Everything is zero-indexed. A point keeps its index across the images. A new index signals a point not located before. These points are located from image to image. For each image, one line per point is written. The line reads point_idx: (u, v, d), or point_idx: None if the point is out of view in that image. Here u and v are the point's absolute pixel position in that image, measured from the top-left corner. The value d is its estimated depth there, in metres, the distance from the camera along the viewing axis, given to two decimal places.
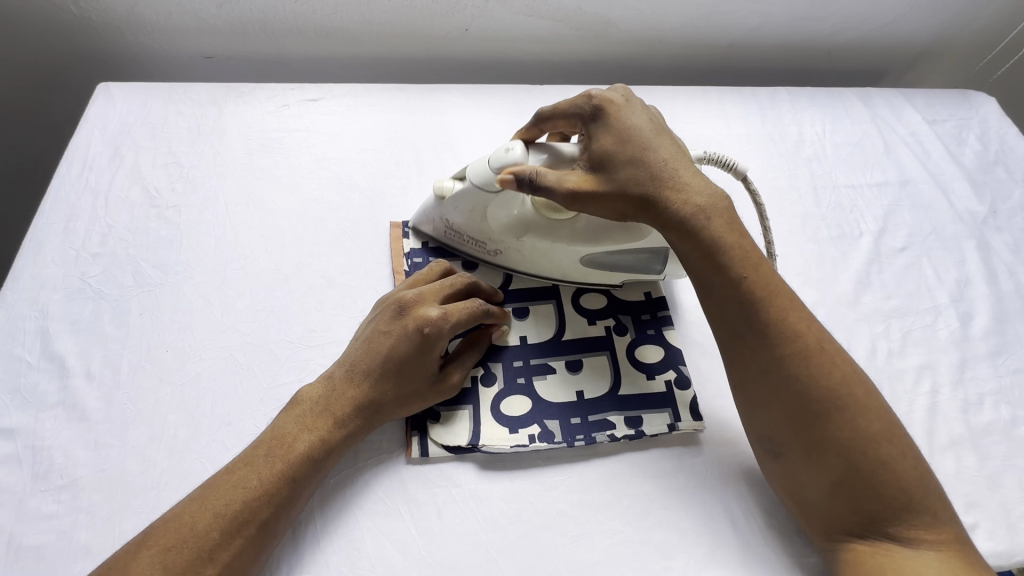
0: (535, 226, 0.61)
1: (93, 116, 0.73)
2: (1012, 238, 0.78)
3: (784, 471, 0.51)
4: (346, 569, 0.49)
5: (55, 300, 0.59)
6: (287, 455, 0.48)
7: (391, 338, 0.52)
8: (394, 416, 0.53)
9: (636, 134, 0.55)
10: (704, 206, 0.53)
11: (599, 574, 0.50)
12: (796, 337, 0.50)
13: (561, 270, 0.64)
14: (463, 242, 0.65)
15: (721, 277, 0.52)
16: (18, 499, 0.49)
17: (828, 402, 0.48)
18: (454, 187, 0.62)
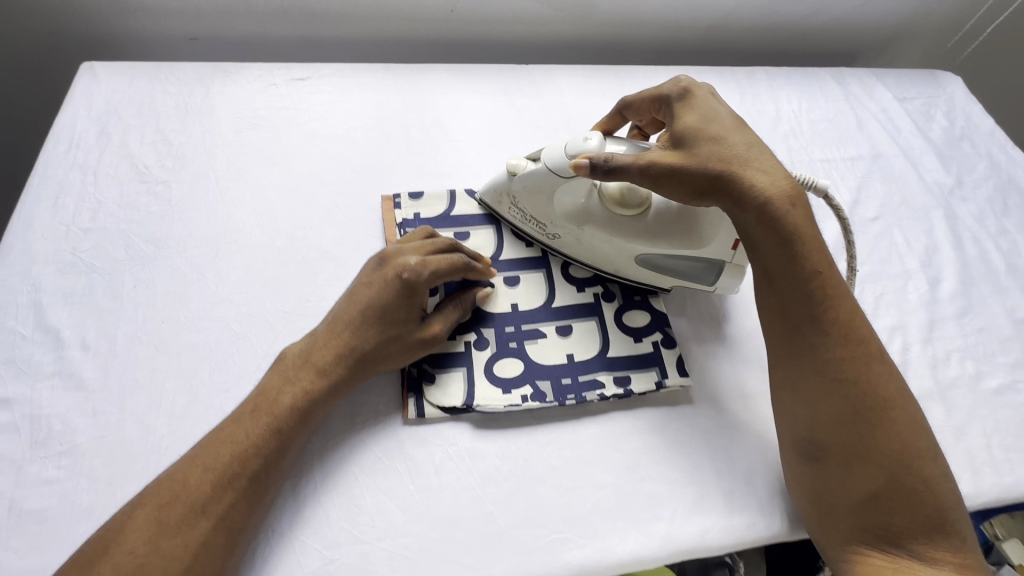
0: (598, 215, 0.62)
1: (78, 95, 0.73)
2: (976, 208, 0.82)
3: (816, 475, 0.51)
4: (347, 525, 0.50)
5: (47, 274, 0.59)
6: (273, 411, 0.49)
7: (369, 288, 0.54)
8: (378, 366, 0.54)
9: (719, 117, 0.56)
10: (783, 188, 0.52)
11: (592, 524, 0.53)
12: (860, 344, 0.51)
13: (614, 263, 0.64)
14: (526, 223, 0.66)
15: (789, 272, 0.52)
16: (17, 465, 0.49)
17: (882, 409, 0.50)
18: (527, 167, 0.63)
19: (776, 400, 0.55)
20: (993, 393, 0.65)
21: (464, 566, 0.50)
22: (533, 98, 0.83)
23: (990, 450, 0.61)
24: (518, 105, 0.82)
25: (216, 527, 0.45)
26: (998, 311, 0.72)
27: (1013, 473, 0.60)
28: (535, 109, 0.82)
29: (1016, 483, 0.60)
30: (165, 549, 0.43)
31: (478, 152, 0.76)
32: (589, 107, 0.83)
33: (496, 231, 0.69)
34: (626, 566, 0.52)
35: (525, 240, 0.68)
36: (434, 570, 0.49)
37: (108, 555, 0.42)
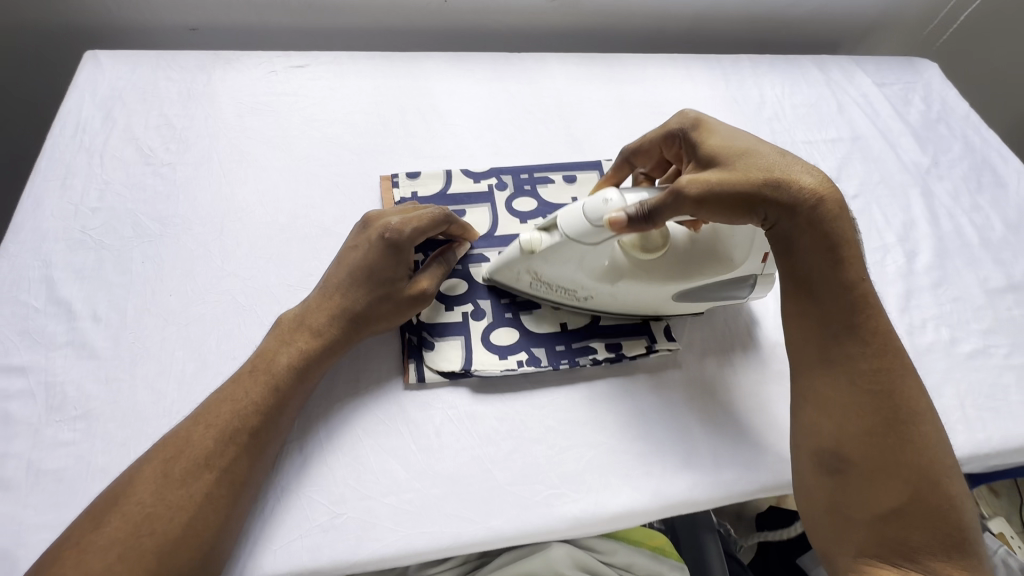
0: (631, 271, 0.58)
1: (82, 81, 0.75)
2: (951, 186, 0.86)
3: (836, 487, 0.51)
4: (352, 481, 0.53)
5: (58, 251, 0.61)
6: (270, 369, 0.52)
7: (357, 250, 0.57)
8: (371, 323, 0.56)
9: (739, 134, 0.56)
10: (825, 185, 0.52)
11: (587, 480, 0.55)
12: (897, 357, 0.52)
13: (652, 304, 0.62)
14: (550, 291, 0.62)
15: (832, 285, 0.53)
16: (34, 429, 0.51)
17: (914, 424, 0.51)
18: (546, 240, 0.57)
19: (799, 413, 0.54)
20: (966, 357, 0.69)
21: (466, 519, 0.52)
22: (525, 84, 0.85)
23: (963, 409, 0.65)
24: (510, 91, 0.84)
25: (220, 479, 0.47)
26: (972, 282, 0.76)
27: (985, 430, 0.64)
28: (528, 94, 0.84)
29: (986, 439, 0.63)
30: (171, 499, 0.45)
31: (473, 135, 0.79)
32: (579, 92, 0.86)
33: (492, 208, 0.71)
34: (619, 518, 0.54)
35: (520, 218, 0.71)
36: (437, 523, 0.52)
37: (119, 506, 0.44)
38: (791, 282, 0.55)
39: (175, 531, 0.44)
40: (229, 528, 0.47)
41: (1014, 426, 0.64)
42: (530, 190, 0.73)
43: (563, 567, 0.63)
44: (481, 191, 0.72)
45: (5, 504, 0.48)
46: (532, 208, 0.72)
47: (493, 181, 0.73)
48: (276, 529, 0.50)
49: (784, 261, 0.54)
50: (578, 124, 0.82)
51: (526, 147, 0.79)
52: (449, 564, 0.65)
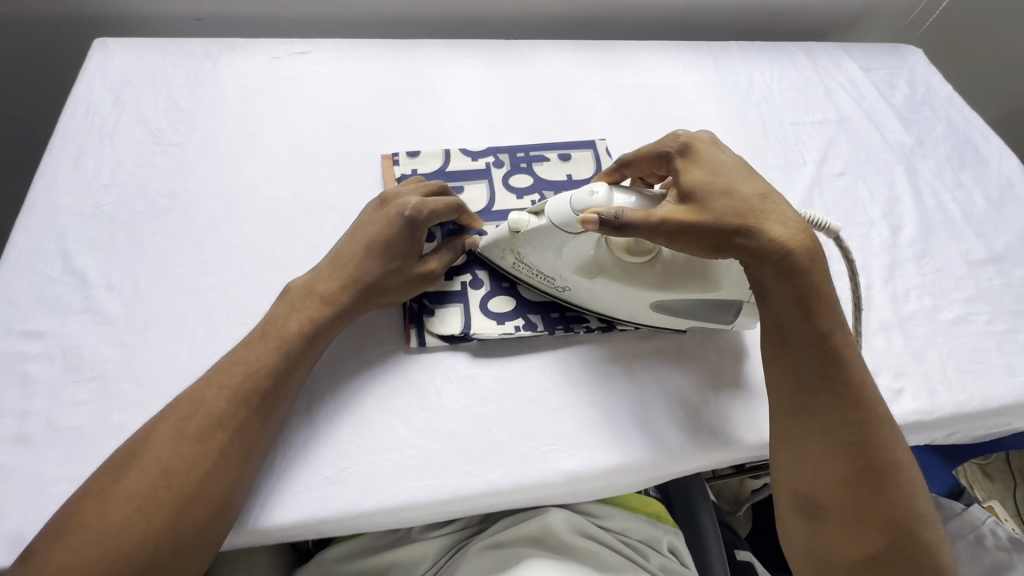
0: (608, 270, 0.59)
1: (93, 67, 0.77)
2: (935, 164, 0.89)
3: (814, 533, 0.52)
4: (358, 439, 0.55)
5: (72, 225, 0.64)
6: (282, 335, 0.53)
7: (374, 225, 0.59)
8: (381, 296, 0.59)
9: (723, 169, 0.57)
10: (797, 237, 0.53)
11: (582, 437, 0.58)
12: (871, 405, 0.53)
13: (630, 310, 0.62)
14: (531, 276, 0.62)
15: (806, 336, 0.54)
16: (52, 388, 0.54)
17: (889, 473, 0.51)
18: (532, 222, 0.58)
19: (776, 458, 0.55)
20: (949, 324, 0.71)
21: (466, 473, 0.55)
22: (520, 69, 0.88)
23: (945, 372, 0.68)
24: (507, 76, 0.87)
25: (233, 437, 0.47)
26: (954, 254, 0.78)
27: (965, 392, 0.66)
28: (523, 78, 0.87)
29: (967, 400, 0.66)
30: (186, 454, 0.45)
31: (471, 118, 0.81)
32: (573, 76, 0.89)
33: (489, 184, 0.73)
34: (612, 473, 0.57)
35: (516, 193, 0.73)
36: (439, 476, 0.54)
37: (137, 462, 0.45)
38: (769, 324, 0.56)
39: (190, 486, 0.44)
40: (243, 484, 0.47)
41: (992, 387, 0.67)
42: (526, 167, 0.76)
43: (562, 533, 0.62)
44: (479, 168, 0.75)
45: (26, 457, 0.50)
46: (528, 184, 0.74)
47: (490, 159, 0.76)
48: (285, 482, 0.52)
49: (761, 306, 0.56)
50: (572, 106, 0.85)
51: (522, 128, 0.81)
52: (452, 527, 0.64)
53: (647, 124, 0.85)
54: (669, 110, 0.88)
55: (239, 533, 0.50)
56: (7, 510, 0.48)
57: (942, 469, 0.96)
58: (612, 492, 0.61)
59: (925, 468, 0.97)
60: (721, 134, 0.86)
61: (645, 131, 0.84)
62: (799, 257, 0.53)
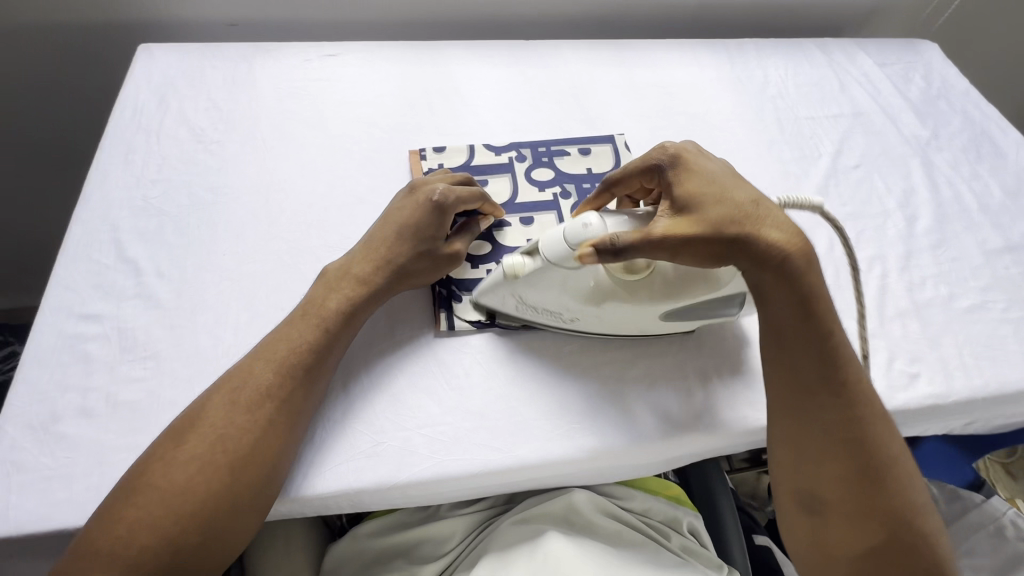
0: (614, 293, 0.57)
1: (138, 70, 0.82)
2: (951, 157, 0.90)
3: (817, 527, 0.54)
4: (391, 415, 0.58)
5: (124, 217, 0.68)
6: (321, 313, 0.57)
7: (404, 211, 0.63)
8: (411, 278, 0.62)
9: (714, 180, 0.56)
10: (795, 241, 0.53)
11: (604, 416, 0.61)
12: (864, 405, 0.55)
13: (639, 325, 0.62)
14: (536, 313, 0.61)
15: (802, 342, 0.54)
16: (111, 366, 0.58)
17: (885, 470, 0.53)
18: (528, 264, 0.56)
19: (777, 457, 0.57)
20: (965, 311, 0.73)
21: (494, 448, 0.58)
22: (540, 68, 0.91)
23: (960, 358, 0.69)
24: (527, 75, 0.90)
25: (279, 408, 0.52)
26: (970, 244, 0.79)
27: (981, 377, 0.68)
28: (543, 77, 0.90)
29: (983, 385, 0.67)
30: (239, 423, 0.50)
31: (493, 115, 0.85)
32: (592, 74, 0.91)
33: (512, 177, 0.76)
34: (633, 450, 0.60)
35: (538, 186, 0.76)
36: (468, 451, 0.57)
37: (195, 428, 0.50)
38: (766, 329, 0.57)
39: (243, 451, 0.49)
40: (289, 451, 0.52)
41: (1007, 372, 0.68)
42: (547, 161, 0.79)
43: (586, 512, 0.63)
44: (502, 162, 0.78)
45: (90, 428, 0.54)
46: (550, 177, 0.77)
47: (513, 154, 0.79)
48: (325, 454, 0.56)
49: (760, 310, 0.56)
50: (591, 104, 0.88)
51: (543, 124, 0.84)
52: (480, 506, 0.66)
53: (664, 120, 0.88)
54: (686, 106, 0.90)
55: (284, 500, 0.54)
56: (74, 475, 0.52)
57: (961, 460, 0.96)
58: (631, 471, 0.64)
59: (944, 459, 0.97)
60: (737, 129, 0.88)
61: (662, 126, 0.87)
62: (798, 263, 0.53)
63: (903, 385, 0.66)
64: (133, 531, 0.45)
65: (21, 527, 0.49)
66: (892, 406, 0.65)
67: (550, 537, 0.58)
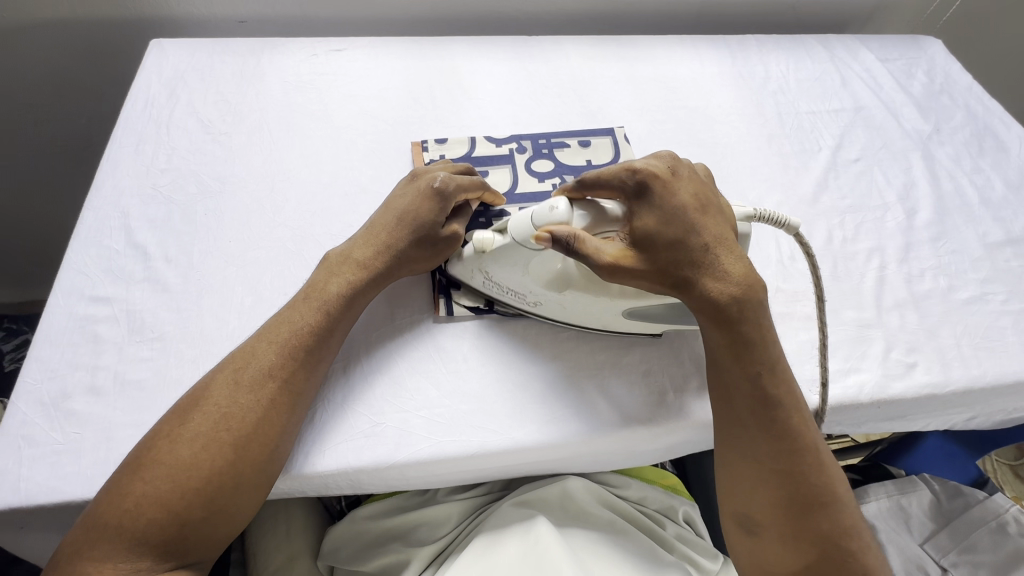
0: (578, 283, 0.58)
1: (150, 65, 0.84)
2: (952, 151, 0.90)
3: (755, 547, 0.54)
4: (391, 397, 0.60)
5: (134, 205, 0.70)
6: (324, 296, 0.58)
7: (406, 198, 0.64)
8: (412, 263, 0.63)
9: (677, 215, 0.55)
10: (740, 290, 0.54)
11: (599, 400, 0.61)
12: (798, 437, 0.53)
13: (601, 320, 0.63)
14: (502, 292, 0.63)
15: (735, 375, 0.54)
16: (119, 346, 0.60)
17: (818, 494, 0.52)
18: (497, 241, 0.59)
19: (718, 477, 0.56)
20: (964, 302, 0.73)
21: (491, 431, 0.59)
22: (542, 63, 0.92)
23: (958, 348, 0.69)
24: (529, 70, 0.91)
25: (281, 388, 0.53)
26: (970, 237, 0.79)
27: (980, 367, 0.68)
28: (545, 72, 0.91)
29: (981, 375, 0.67)
30: (242, 402, 0.52)
31: (495, 108, 0.86)
32: (593, 69, 0.92)
33: (512, 169, 0.77)
34: (628, 435, 0.60)
35: (538, 177, 0.77)
36: (465, 433, 0.58)
37: (200, 406, 0.51)
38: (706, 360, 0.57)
39: (247, 429, 0.51)
40: (290, 431, 0.54)
41: (1007, 363, 0.68)
42: (547, 153, 0.80)
43: (580, 498, 0.64)
44: (502, 154, 0.79)
45: (98, 405, 0.56)
46: (549, 168, 0.78)
47: (513, 146, 0.80)
48: (324, 434, 0.57)
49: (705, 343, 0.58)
50: (591, 98, 0.89)
51: (544, 118, 0.86)
52: (475, 492, 0.67)
53: (664, 114, 0.88)
54: (687, 101, 0.91)
55: (287, 477, 0.55)
56: (83, 450, 0.54)
57: (965, 458, 0.94)
58: (627, 459, 0.64)
59: (947, 457, 0.95)
60: (737, 123, 0.89)
61: (662, 120, 0.88)
62: (740, 308, 0.54)
63: (900, 374, 0.66)
64: (139, 506, 0.47)
65: (31, 498, 0.51)
66: (888, 394, 0.65)
67: (541, 518, 0.60)
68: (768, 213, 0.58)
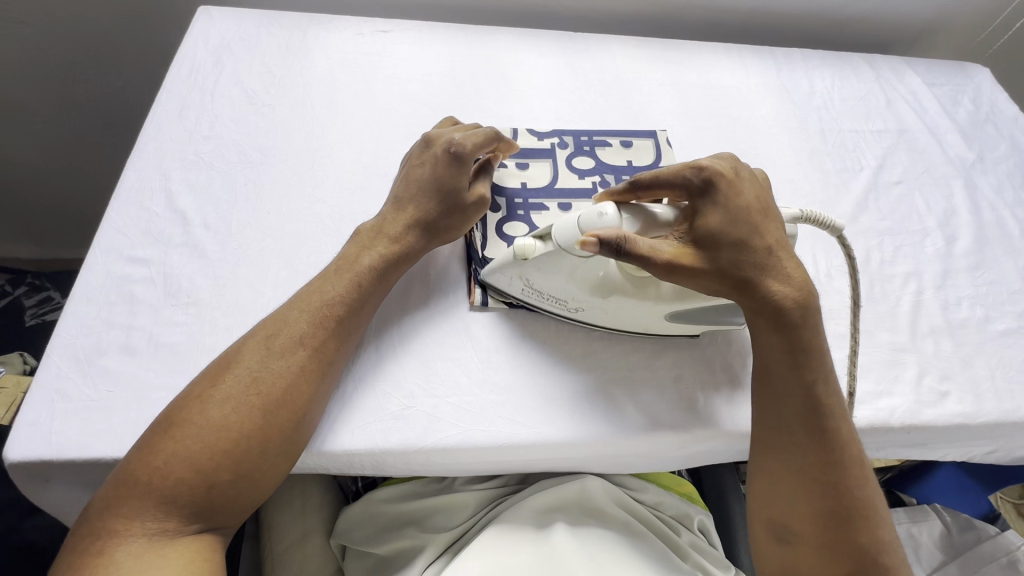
0: (622, 286, 0.57)
1: (197, 32, 0.84)
2: (995, 181, 0.89)
3: (786, 555, 0.53)
4: (419, 378, 0.60)
5: (175, 169, 0.70)
6: (355, 268, 0.58)
7: (425, 166, 0.63)
8: (443, 232, 0.63)
9: (744, 215, 0.54)
10: (799, 295, 0.54)
11: (629, 400, 0.61)
12: (846, 447, 0.53)
13: (641, 323, 0.62)
14: (541, 300, 0.62)
15: (790, 384, 0.54)
16: (154, 308, 0.60)
17: (859, 505, 0.52)
18: (538, 249, 0.57)
19: (754, 484, 0.55)
20: (999, 334, 0.72)
21: (519, 424, 0.58)
22: (587, 61, 0.91)
23: (992, 380, 0.68)
24: (573, 66, 0.90)
25: (311, 356, 0.53)
26: (1009, 269, 0.79)
27: (1014, 401, 0.67)
28: (589, 69, 0.90)
29: (1014, 408, 0.66)
30: (273, 368, 0.51)
31: (538, 102, 0.85)
32: (636, 72, 0.92)
33: (553, 163, 0.76)
34: (654, 439, 0.60)
35: (579, 174, 0.76)
36: (493, 423, 0.58)
37: (231, 370, 0.51)
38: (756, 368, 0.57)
39: (277, 394, 0.51)
40: (318, 401, 0.53)
41: None
42: (589, 151, 0.79)
43: (598, 500, 0.63)
44: (544, 148, 0.78)
45: (132, 365, 0.56)
46: (590, 166, 0.77)
47: (555, 140, 0.79)
48: (355, 414, 0.57)
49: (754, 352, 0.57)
50: (634, 99, 0.88)
51: (586, 116, 0.85)
52: (493, 483, 0.67)
53: (707, 120, 0.88)
54: (731, 109, 0.90)
55: (312, 453, 0.55)
56: (115, 409, 0.54)
57: (978, 492, 0.92)
58: (649, 462, 0.64)
59: (960, 489, 0.93)
60: (780, 136, 0.88)
61: (704, 127, 0.87)
62: (800, 313, 0.54)
63: (932, 402, 0.66)
64: (170, 464, 0.47)
65: (62, 452, 0.51)
66: (919, 420, 0.64)
67: (558, 526, 0.59)
68: (814, 215, 0.59)
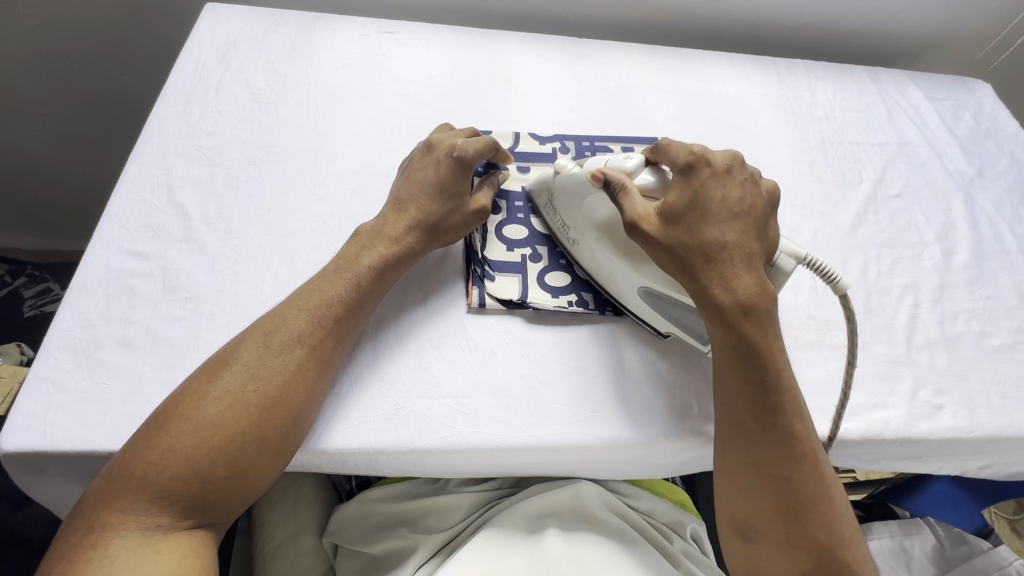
0: (612, 234, 0.61)
1: (204, 28, 0.84)
2: (994, 196, 0.89)
3: (751, 553, 0.53)
4: (416, 380, 0.60)
5: (177, 164, 0.71)
6: (355, 268, 0.58)
7: (428, 169, 0.64)
8: (443, 236, 0.63)
9: (710, 206, 0.56)
10: (750, 292, 0.53)
11: (624, 406, 0.61)
12: (798, 443, 0.52)
13: (616, 287, 0.64)
14: (555, 222, 0.68)
15: (738, 379, 0.54)
16: (152, 302, 0.60)
17: (815, 503, 0.51)
18: (573, 169, 0.64)
19: (717, 482, 0.56)
20: (995, 349, 0.72)
21: (514, 427, 0.59)
22: (591, 67, 0.92)
23: (986, 395, 0.68)
24: (577, 71, 0.91)
25: (309, 354, 0.53)
26: (1006, 284, 0.79)
27: (1008, 416, 0.67)
28: (593, 75, 0.91)
29: (1008, 423, 0.67)
30: (271, 365, 0.52)
31: (542, 107, 0.85)
32: (640, 79, 0.92)
33: None
34: (649, 445, 0.60)
35: None
36: (488, 426, 0.58)
37: (227, 366, 0.51)
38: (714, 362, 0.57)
39: (274, 392, 0.51)
40: (316, 399, 0.54)
41: None
42: (590, 156, 0.79)
43: (593, 505, 0.63)
44: (545, 152, 0.78)
45: (129, 358, 0.56)
46: None
47: (557, 145, 0.79)
48: (350, 413, 0.57)
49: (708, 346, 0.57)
50: (637, 106, 0.89)
51: (588, 121, 0.85)
52: (486, 486, 0.67)
53: (708, 129, 0.88)
54: (732, 118, 0.90)
55: (305, 452, 0.55)
56: (110, 402, 0.54)
57: (971, 506, 0.92)
58: (643, 469, 0.64)
59: (953, 503, 0.93)
60: (780, 146, 0.88)
61: (705, 136, 0.87)
62: (750, 309, 0.53)
63: (926, 415, 0.66)
64: (165, 459, 0.47)
65: (57, 444, 0.51)
66: (913, 433, 0.64)
67: (550, 531, 0.59)
68: (819, 263, 0.56)
